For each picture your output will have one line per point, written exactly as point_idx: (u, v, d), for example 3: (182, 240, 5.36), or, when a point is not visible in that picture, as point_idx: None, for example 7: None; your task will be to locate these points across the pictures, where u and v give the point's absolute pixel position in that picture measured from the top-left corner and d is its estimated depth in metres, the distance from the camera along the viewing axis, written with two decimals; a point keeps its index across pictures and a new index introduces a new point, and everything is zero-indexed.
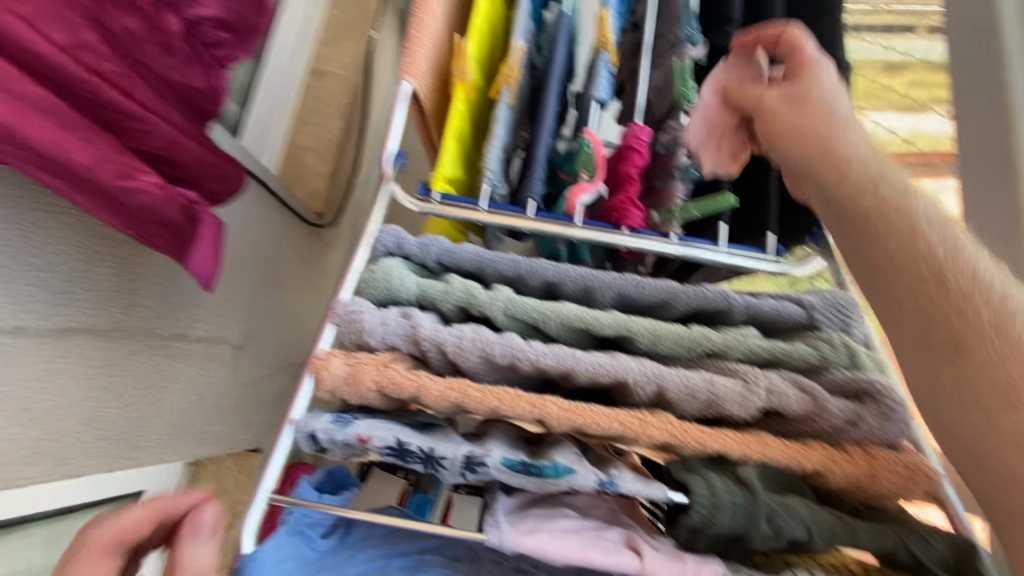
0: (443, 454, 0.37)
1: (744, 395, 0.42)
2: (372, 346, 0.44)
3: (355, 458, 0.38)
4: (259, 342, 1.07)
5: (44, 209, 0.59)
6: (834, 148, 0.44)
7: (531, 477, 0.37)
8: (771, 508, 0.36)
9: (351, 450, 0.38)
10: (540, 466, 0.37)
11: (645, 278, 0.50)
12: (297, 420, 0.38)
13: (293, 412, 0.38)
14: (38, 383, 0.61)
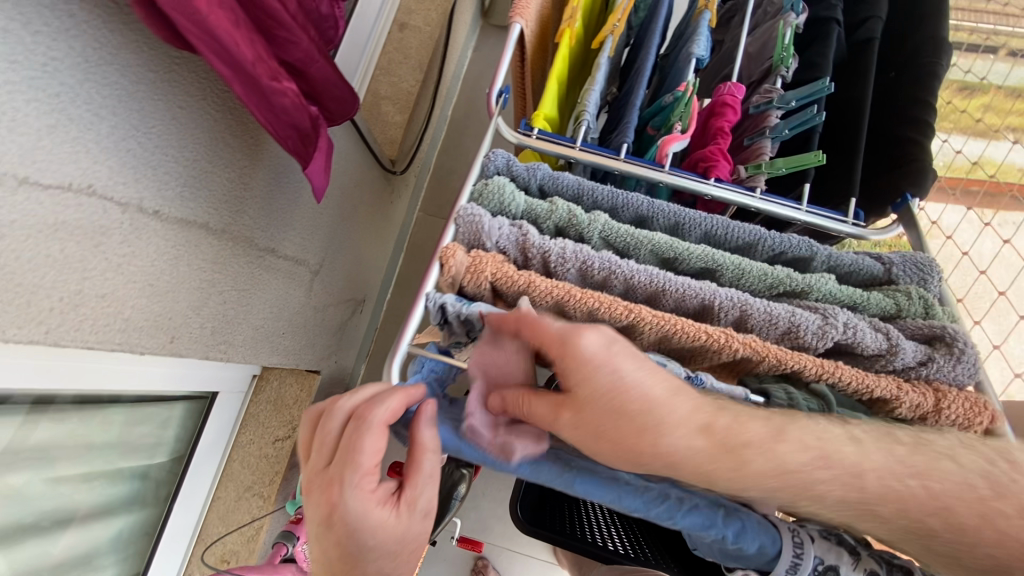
0: None
1: (823, 328, 0.45)
2: (487, 247, 0.49)
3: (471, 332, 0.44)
4: (331, 271, 1.15)
5: (186, 107, 0.65)
6: (670, 452, 0.33)
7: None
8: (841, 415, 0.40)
9: (470, 326, 0.44)
10: None
11: (734, 220, 0.53)
12: (428, 294, 0.45)
13: (425, 288, 0.45)
14: (165, 263, 0.68)
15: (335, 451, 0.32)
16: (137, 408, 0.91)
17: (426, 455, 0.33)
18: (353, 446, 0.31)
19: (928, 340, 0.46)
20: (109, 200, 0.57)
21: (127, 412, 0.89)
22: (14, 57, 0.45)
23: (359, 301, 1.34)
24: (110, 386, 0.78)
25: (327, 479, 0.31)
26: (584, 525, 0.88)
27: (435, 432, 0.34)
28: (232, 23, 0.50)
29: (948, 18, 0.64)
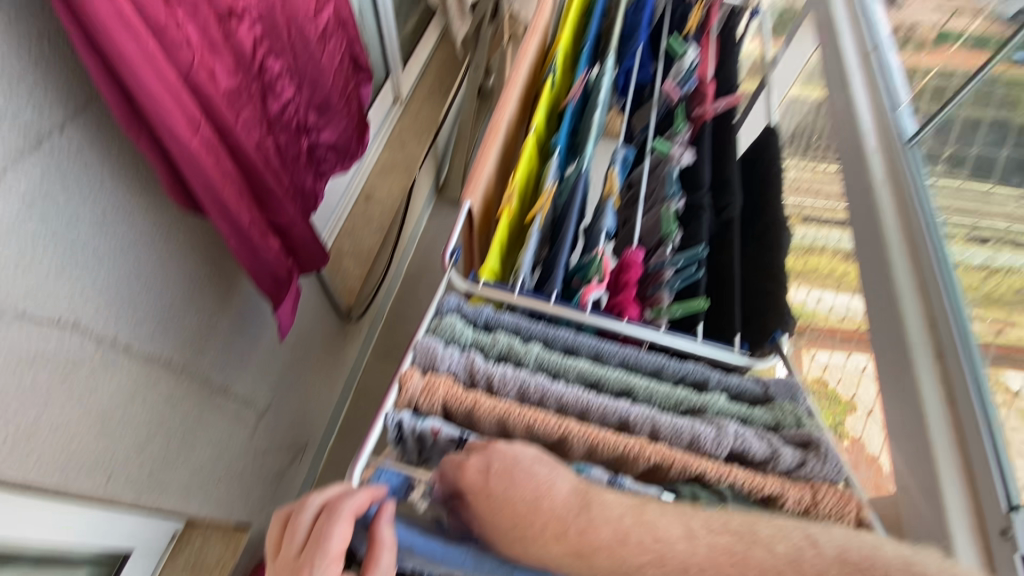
0: None
1: (718, 436, 0.54)
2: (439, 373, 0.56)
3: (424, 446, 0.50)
4: (276, 414, 1.15)
5: (173, 257, 0.74)
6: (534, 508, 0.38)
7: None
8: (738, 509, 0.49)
9: (423, 441, 0.49)
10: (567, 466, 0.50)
11: (643, 352, 0.65)
12: (387, 410, 0.50)
13: (386, 405, 0.50)
14: (122, 398, 0.70)
15: (307, 542, 0.37)
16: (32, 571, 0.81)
17: (383, 551, 0.39)
18: (324, 534, 0.37)
19: (802, 445, 0.56)
20: (88, 335, 0.62)
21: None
22: (46, 215, 0.54)
23: (300, 447, 1.31)
24: (19, 537, 0.73)
25: (297, 567, 0.36)
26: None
27: (391, 532, 0.40)
28: (236, 195, 0.63)
29: (782, 207, 0.87)
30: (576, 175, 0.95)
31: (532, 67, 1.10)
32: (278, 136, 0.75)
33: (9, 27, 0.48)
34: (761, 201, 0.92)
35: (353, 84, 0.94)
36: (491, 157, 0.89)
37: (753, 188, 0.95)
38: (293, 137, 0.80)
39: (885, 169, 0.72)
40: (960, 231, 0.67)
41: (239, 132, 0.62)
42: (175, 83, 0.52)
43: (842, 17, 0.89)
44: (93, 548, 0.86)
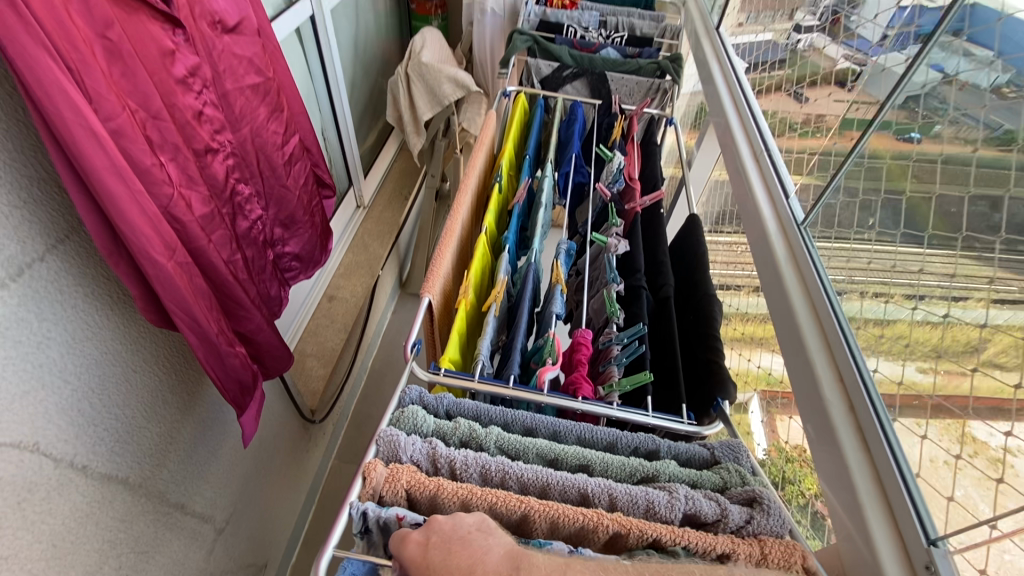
0: None
1: (670, 500, 0.58)
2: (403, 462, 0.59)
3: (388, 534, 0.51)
4: (236, 528, 1.10)
5: (137, 370, 0.76)
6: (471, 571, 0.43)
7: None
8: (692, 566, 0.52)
9: (387, 529, 0.51)
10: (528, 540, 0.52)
11: (597, 426, 0.69)
12: (351, 501, 0.52)
13: (350, 495, 0.51)
14: (75, 521, 0.68)
15: None
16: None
17: None
18: None
19: (749, 502, 0.60)
20: (46, 456, 0.62)
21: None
22: (18, 339, 0.57)
23: (261, 566, 1.23)
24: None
25: None
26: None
27: None
28: (206, 308, 0.67)
29: (711, 284, 0.98)
30: (526, 267, 1.04)
31: (481, 174, 1.23)
32: (244, 251, 0.81)
33: (5, 177, 0.54)
34: (693, 279, 1.02)
35: (317, 200, 1.03)
36: (447, 255, 0.97)
37: (685, 268, 1.06)
38: (259, 250, 0.86)
39: (785, 247, 0.84)
40: (898, 295, 0.67)
41: (211, 251, 0.68)
42: (157, 215, 0.58)
43: (737, 127, 1.06)
44: None
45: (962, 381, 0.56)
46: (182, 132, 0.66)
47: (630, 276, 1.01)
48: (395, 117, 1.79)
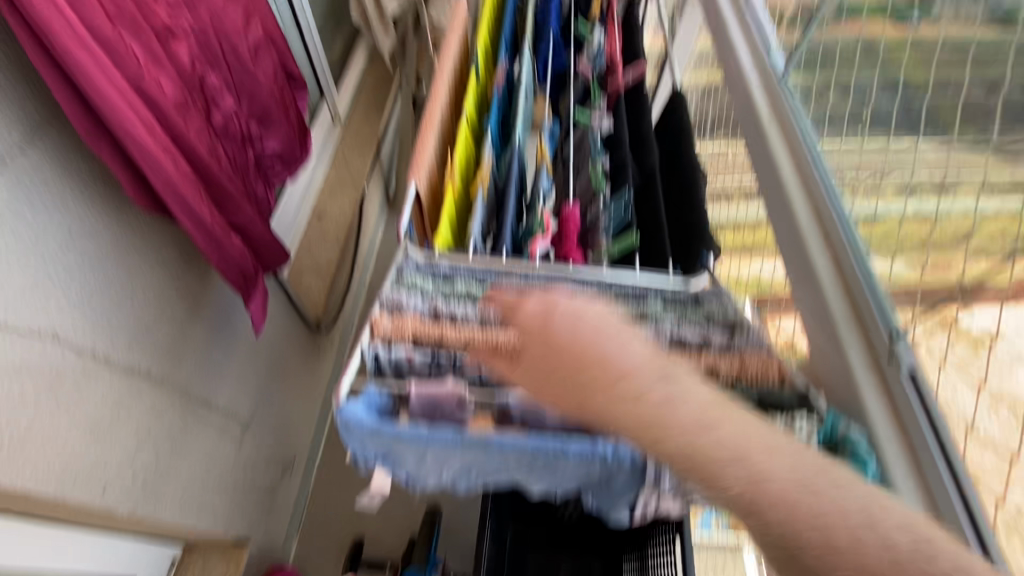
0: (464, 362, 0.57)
1: (659, 333, 0.64)
2: None
3: (401, 373, 0.56)
4: (261, 425, 1.17)
5: (139, 271, 0.77)
6: (609, 375, 0.41)
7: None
8: None
9: (399, 368, 0.56)
10: None
11: (587, 282, 0.74)
12: (363, 345, 0.56)
13: (362, 340, 0.55)
14: (109, 408, 0.73)
15: None
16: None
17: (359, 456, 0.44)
18: None
19: (731, 328, 0.66)
20: (68, 346, 0.65)
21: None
22: (17, 231, 0.58)
23: (289, 460, 1.33)
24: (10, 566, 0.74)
25: None
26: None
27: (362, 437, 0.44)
28: (197, 193, 0.68)
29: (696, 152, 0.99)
30: (510, 153, 1.03)
31: (457, 62, 1.18)
32: (225, 145, 0.81)
33: None
34: (677, 151, 1.02)
35: (291, 96, 1.00)
36: (429, 145, 0.97)
37: (669, 141, 1.06)
38: (240, 147, 0.85)
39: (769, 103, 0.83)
40: (891, 190, 0.70)
41: (192, 137, 0.68)
42: (127, 91, 0.58)
43: None
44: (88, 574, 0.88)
45: (949, 269, 0.59)
46: (138, 6, 0.63)
47: (614, 151, 1.01)
48: (360, 18, 1.68)
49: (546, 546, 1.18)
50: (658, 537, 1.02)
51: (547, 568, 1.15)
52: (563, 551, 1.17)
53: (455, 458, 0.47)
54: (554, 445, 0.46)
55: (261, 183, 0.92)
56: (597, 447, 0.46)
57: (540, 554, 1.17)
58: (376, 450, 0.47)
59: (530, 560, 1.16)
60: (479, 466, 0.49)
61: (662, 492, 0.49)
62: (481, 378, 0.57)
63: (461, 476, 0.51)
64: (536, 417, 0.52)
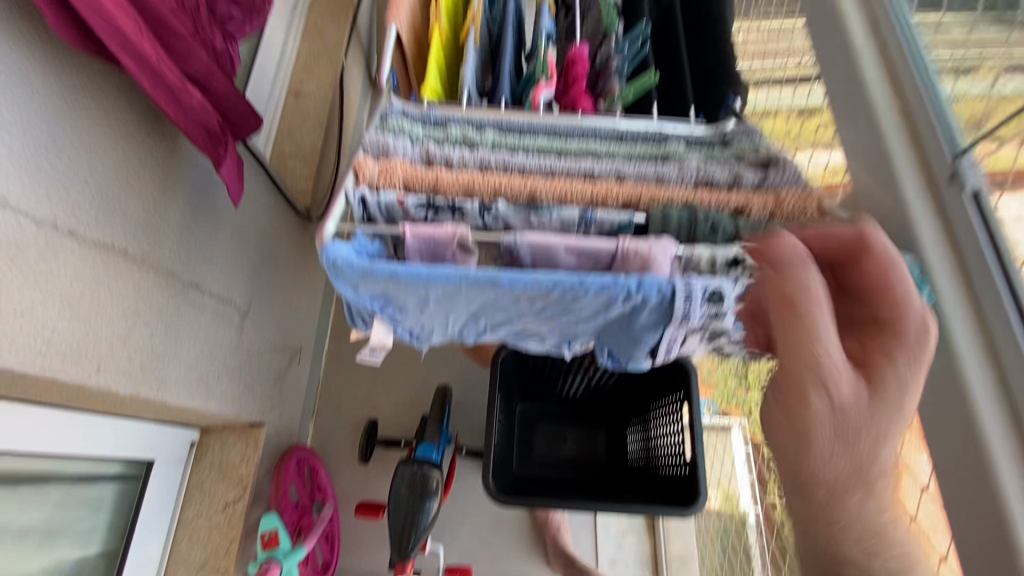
0: (464, 204, 0.50)
1: (682, 172, 0.56)
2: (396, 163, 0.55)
3: (395, 219, 0.50)
4: (260, 314, 1.14)
5: (90, 135, 0.68)
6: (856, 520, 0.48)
7: (528, 215, 0.51)
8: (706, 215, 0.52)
9: (391, 214, 0.50)
10: (536, 209, 0.51)
11: (598, 125, 0.66)
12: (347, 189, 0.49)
13: (346, 182, 0.48)
14: (86, 285, 0.68)
15: None
16: (42, 485, 0.82)
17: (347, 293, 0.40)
18: None
19: (765, 165, 0.59)
20: (23, 214, 0.58)
21: (33, 491, 0.81)
22: None
23: (295, 350, 1.32)
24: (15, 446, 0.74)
25: None
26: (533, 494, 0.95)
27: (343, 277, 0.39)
28: (134, 25, 0.56)
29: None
30: None
31: None
32: None
33: None
34: None
35: None
36: None
37: None
38: None
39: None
40: None
41: None
42: None
43: None
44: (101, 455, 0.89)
45: None
46: None
47: None
48: None
49: (554, 418, 1.20)
50: (664, 402, 1.02)
51: (555, 437, 1.18)
52: (570, 423, 1.20)
53: (460, 301, 0.43)
54: (570, 281, 0.41)
55: (218, 34, 0.79)
56: (619, 281, 0.41)
57: (548, 425, 1.20)
58: (371, 293, 0.42)
59: (539, 431, 1.19)
60: (488, 308, 0.44)
61: (690, 326, 0.45)
62: (485, 223, 0.51)
63: (471, 321, 0.47)
64: (547, 256, 0.47)
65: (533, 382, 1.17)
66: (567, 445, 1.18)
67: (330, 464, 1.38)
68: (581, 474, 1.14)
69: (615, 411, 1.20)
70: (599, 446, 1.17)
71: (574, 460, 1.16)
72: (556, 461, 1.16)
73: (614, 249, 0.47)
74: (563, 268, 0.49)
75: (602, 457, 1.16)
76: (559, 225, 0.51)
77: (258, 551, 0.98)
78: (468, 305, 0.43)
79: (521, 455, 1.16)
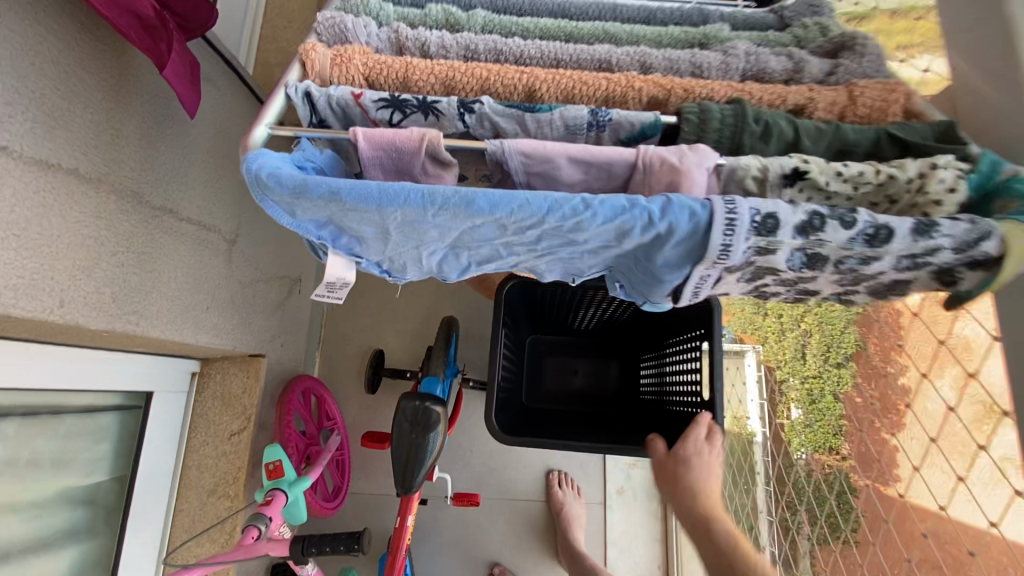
0: (438, 100, 0.40)
1: (725, 62, 0.45)
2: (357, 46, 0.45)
3: (350, 119, 0.41)
4: (252, 242, 1.07)
5: (10, 28, 0.57)
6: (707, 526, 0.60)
7: (524, 114, 0.41)
8: (757, 109, 0.40)
9: (345, 112, 0.41)
10: (532, 104, 0.40)
11: (620, 3, 0.53)
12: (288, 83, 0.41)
13: (285, 76, 0.41)
14: (31, 211, 0.60)
15: None
16: (37, 418, 0.81)
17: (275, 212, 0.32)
18: None
19: (834, 53, 0.46)
20: None
21: (28, 424, 0.79)
22: None
23: (294, 278, 1.26)
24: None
25: None
26: (542, 434, 0.91)
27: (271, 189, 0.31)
28: None
29: None
30: None
31: None
32: None
33: None
34: None
35: None
36: None
37: None
38: None
39: None
40: None
41: None
42: None
43: None
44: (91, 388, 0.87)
45: None
46: None
47: None
48: None
49: (564, 350, 1.15)
50: (681, 338, 0.94)
51: (564, 369, 1.13)
52: (581, 355, 1.14)
53: (431, 233, 0.33)
54: (570, 202, 0.32)
55: None
56: (636, 205, 0.32)
57: (557, 357, 1.14)
58: (316, 220, 0.33)
59: (548, 363, 1.14)
60: (466, 242, 0.35)
61: (728, 266, 0.36)
62: (468, 128, 0.41)
63: (450, 259, 0.38)
64: (544, 167, 0.38)
65: (541, 314, 1.10)
66: (578, 378, 1.12)
67: (338, 392, 1.37)
68: (591, 407, 1.10)
69: (628, 344, 1.13)
70: (610, 379, 1.12)
71: (584, 393, 1.11)
72: (565, 394, 1.11)
73: (630, 157, 0.37)
74: (565, 183, 0.39)
75: (613, 391, 1.11)
76: (563, 131, 0.41)
77: (263, 480, 0.98)
78: (442, 238, 0.34)
79: (529, 388, 1.11)
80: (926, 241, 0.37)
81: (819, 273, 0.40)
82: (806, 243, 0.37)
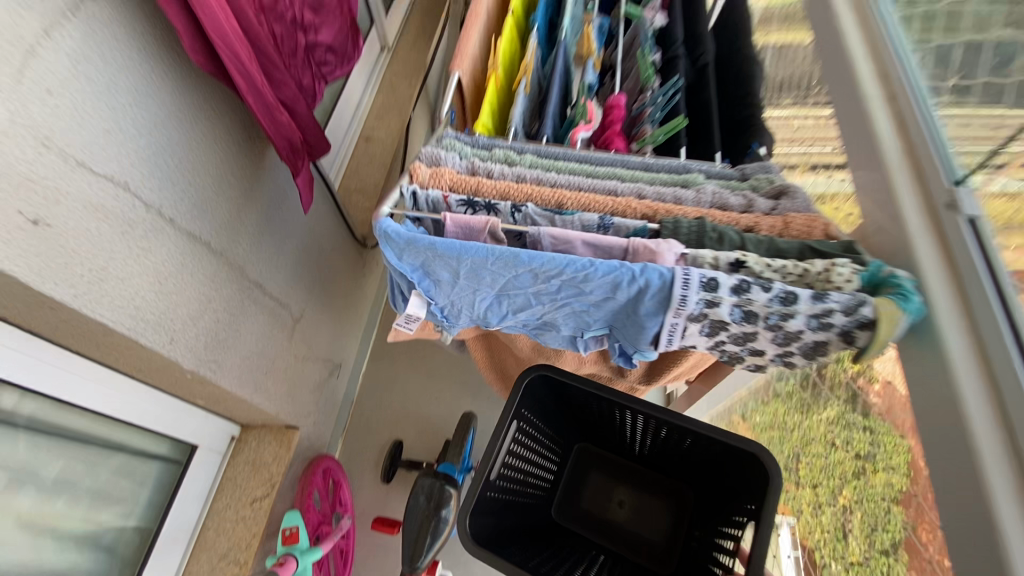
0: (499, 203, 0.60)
1: (697, 195, 0.63)
2: None
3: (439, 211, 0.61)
4: (310, 324, 1.24)
5: (198, 145, 0.82)
6: None
7: (555, 217, 0.59)
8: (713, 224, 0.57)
9: (435, 207, 0.61)
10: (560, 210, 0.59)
11: (627, 157, 0.74)
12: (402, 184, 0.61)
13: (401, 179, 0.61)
14: (174, 267, 0.79)
15: None
16: (100, 449, 0.91)
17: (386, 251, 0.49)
18: None
19: (778, 195, 0.64)
20: (139, 198, 0.71)
21: (97, 453, 0.90)
22: (93, 78, 0.63)
23: (336, 364, 1.40)
24: (86, 402, 0.83)
25: None
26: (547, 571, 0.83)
27: (394, 236, 0.48)
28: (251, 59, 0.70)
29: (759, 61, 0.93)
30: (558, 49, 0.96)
31: None
32: (276, 26, 0.81)
33: None
34: (737, 52, 0.96)
35: None
36: (475, 39, 0.96)
37: (728, 38, 0.99)
38: (289, 29, 0.84)
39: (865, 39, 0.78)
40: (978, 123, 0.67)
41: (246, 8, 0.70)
42: None
43: None
44: (153, 432, 0.98)
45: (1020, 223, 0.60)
46: None
47: (665, 50, 0.94)
48: None
49: (614, 470, 1.04)
50: (736, 504, 0.82)
51: (605, 496, 1.01)
52: (630, 480, 1.02)
53: (487, 280, 0.50)
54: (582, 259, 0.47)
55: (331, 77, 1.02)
56: (624, 265, 0.47)
57: (603, 477, 1.03)
58: (413, 263, 0.50)
59: (590, 480, 1.04)
60: (509, 289, 0.51)
61: (687, 313, 0.50)
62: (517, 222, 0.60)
63: (493, 305, 0.55)
64: (565, 247, 0.55)
65: (589, 427, 1.01)
66: (621, 510, 1.00)
67: (354, 480, 1.42)
68: (627, 549, 0.96)
69: (687, 484, 0.99)
70: (658, 524, 0.98)
71: (622, 529, 0.99)
72: (600, 522, 0.99)
73: (624, 246, 0.54)
74: None
75: (658, 540, 0.97)
76: (580, 229, 0.59)
77: (278, 546, 1.03)
78: (495, 289, 0.52)
79: (562, 501, 1.02)
80: (822, 304, 0.48)
81: (755, 327, 0.52)
82: (740, 299, 0.50)
